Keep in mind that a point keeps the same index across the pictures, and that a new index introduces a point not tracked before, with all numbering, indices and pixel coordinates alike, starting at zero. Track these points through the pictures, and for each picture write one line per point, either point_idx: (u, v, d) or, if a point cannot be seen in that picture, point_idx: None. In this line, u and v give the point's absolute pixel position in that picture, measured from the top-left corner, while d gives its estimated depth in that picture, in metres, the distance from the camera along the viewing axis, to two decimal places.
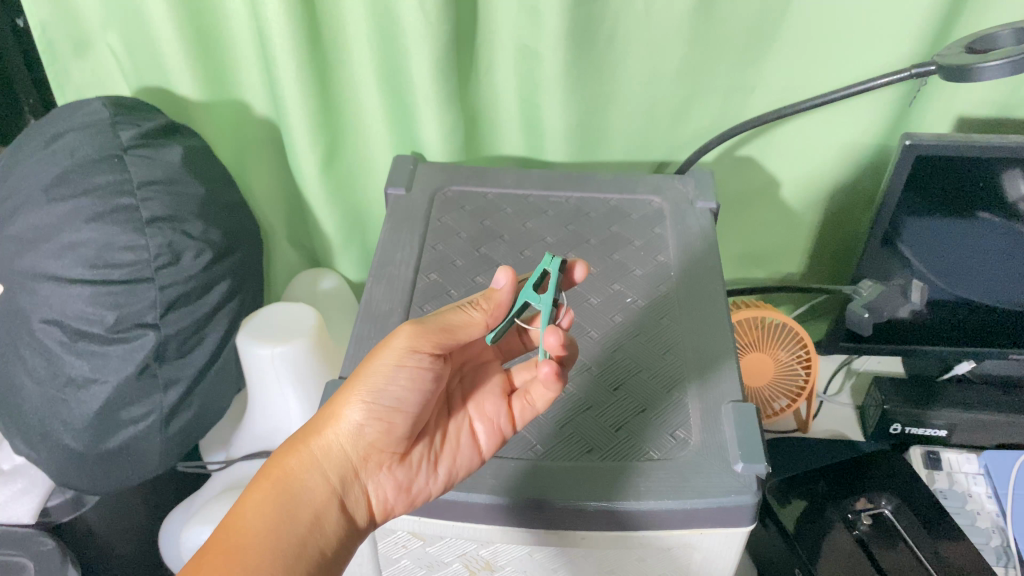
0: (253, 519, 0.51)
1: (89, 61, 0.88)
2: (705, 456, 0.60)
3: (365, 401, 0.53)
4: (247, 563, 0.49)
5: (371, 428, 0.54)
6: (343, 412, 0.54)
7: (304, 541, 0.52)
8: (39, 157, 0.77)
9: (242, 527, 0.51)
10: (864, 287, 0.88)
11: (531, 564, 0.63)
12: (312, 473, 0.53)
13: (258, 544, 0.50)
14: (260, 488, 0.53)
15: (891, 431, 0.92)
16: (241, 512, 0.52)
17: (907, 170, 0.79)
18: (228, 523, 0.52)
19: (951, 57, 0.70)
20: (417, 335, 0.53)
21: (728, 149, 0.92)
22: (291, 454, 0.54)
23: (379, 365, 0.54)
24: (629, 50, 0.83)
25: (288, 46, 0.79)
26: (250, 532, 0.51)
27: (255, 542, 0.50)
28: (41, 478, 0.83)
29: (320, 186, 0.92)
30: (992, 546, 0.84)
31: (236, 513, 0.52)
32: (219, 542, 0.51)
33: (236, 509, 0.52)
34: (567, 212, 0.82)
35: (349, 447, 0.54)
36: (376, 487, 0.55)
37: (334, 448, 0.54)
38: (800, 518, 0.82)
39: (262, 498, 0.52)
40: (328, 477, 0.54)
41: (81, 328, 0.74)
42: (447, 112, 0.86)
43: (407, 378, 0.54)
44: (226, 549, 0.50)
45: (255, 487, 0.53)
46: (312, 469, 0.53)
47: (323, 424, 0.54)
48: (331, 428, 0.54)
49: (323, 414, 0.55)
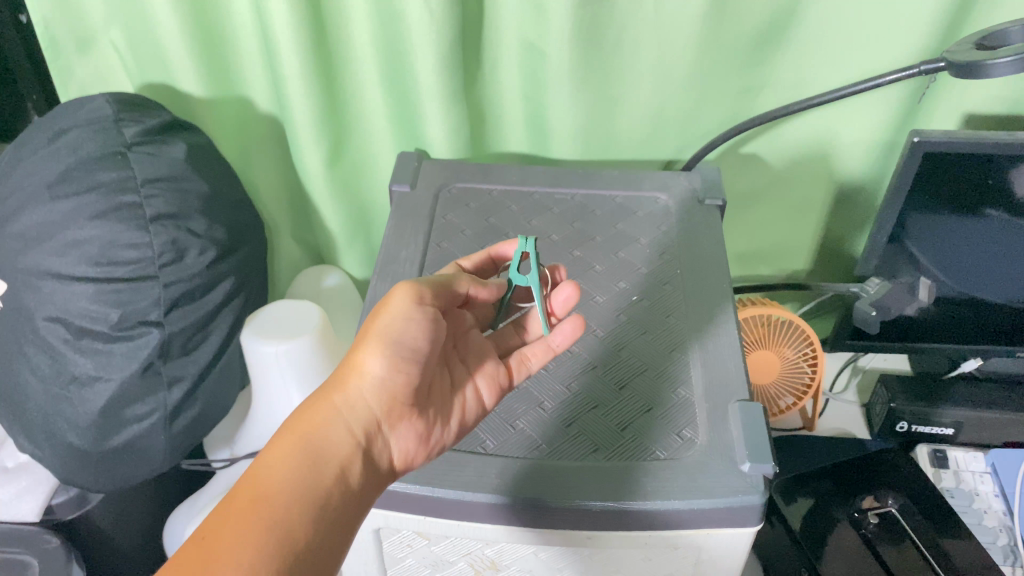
0: (277, 477, 0.46)
1: (91, 59, 0.88)
2: (711, 456, 0.59)
3: (385, 351, 0.51)
4: (277, 514, 0.44)
5: (394, 379, 0.51)
6: (363, 364, 0.51)
7: (335, 496, 0.47)
8: (43, 154, 0.76)
9: (264, 487, 0.45)
10: (872, 285, 0.88)
11: (536, 563, 0.63)
12: (336, 426, 0.49)
13: (286, 502, 0.45)
14: (278, 447, 0.48)
15: (897, 429, 0.92)
16: (259, 475, 0.46)
17: (915, 168, 0.78)
18: (244, 487, 0.45)
19: (961, 53, 0.69)
20: (418, 287, 0.54)
21: (734, 146, 0.91)
22: (309, 412, 0.50)
23: (394, 316, 0.52)
24: (634, 46, 0.82)
25: (292, 42, 0.78)
26: (275, 490, 0.45)
27: (282, 500, 0.45)
28: (46, 476, 0.83)
29: (324, 183, 0.92)
30: (999, 546, 0.84)
31: (252, 476, 0.46)
32: (235, 504, 0.44)
33: (252, 472, 0.47)
34: (572, 210, 0.81)
35: (371, 400, 0.51)
36: (397, 444, 0.52)
37: (356, 402, 0.50)
38: (805, 517, 0.82)
39: (283, 456, 0.47)
40: (353, 431, 0.50)
41: (84, 327, 0.74)
42: (452, 109, 0.86)
43: (420, 328, 0.53)
44: (252, 502, 0.44)
45: (271, 449, 0.48)
46: (335, 423, 0.49)
47: (343, 379, 0.51)
48: (352, 380, 0.51)
49: (341, 370, 0.52)
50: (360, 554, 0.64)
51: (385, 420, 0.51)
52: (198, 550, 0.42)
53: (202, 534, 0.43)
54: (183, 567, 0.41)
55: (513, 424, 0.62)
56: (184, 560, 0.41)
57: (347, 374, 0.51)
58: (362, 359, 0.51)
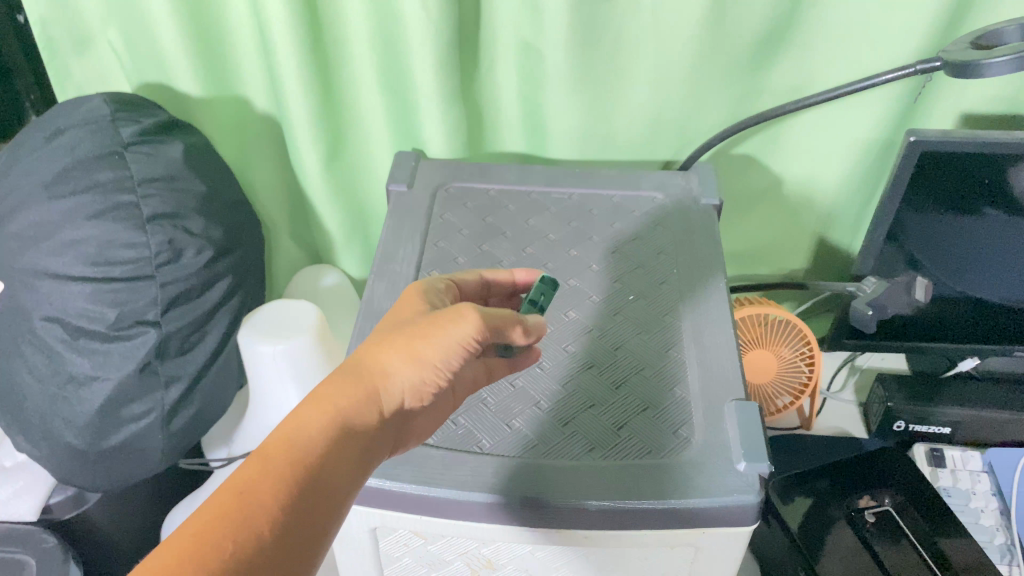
0: (314, 449, 0.43)
1: (88, 58, 0.88)
2: (707, 455, 0.60)
3: (435, 361, 0.49)
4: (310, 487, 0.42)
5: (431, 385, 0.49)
6: (410, 362, 0.48)
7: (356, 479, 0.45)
8: (40, 154, 0.77)
9: (301, 456, 0.42)
10: (869, 284, 0.87)
11: (533, 562, 0.63)
12: (371, 410, 0.46)
13: (319, 477, 0.42)
14: (315, 414, 0.44)
15: (894, 428, 0.92)
16: (294, 438, 0.43)
17: (911, 167, 0.78)
18: (278, 448, 0.42)
19: (956, 53, 0.69)
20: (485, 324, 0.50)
21: (732, 146, 0.91)
22: (345, 384, 0.46)
23: (455, 339, 0.49)
24: (632, 45, 0.82)
25: (288, 41, 0.78)
26: (311, 462, 0.42)
27: (317, 475, 0.42)
28: (44, 475, 0.83)
29: (322, 182, 0.92)
30: (995, 544, 0.84)
31: (285, 437, 0.43)
32: (270, 465, 0.41)
33: (284, 432, 0.43)
34: (569, 209, 0.81)
35: (405, 397, 0.48)
36: (407, 429, 0.50)
37: (394, 392, 0.48)
38: (801, 516, 0.82)
39: (322, 428, 0.44)
40: (382, 417, 0.47)
41: (81, 326, 0.74)
42: (448, 108, 0.86)
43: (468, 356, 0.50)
44: (287, 469, 0.41)
45: (304, 412, 0.44)
46: (371, 408, 0.46)
47: (385, 365, 0.48)
48: (396, 373, 0.48)
49: (386, 355, 0.48)
50: (356, 553, 0.64)
51: (407, 411, 0.49)
52: (230, 508, 0.39)
53: (231, 489, 0.40)
54: (211, 522, 0.38)
55: (509, 424, 0.62)
56: (212, 516, 0.38)
57: (391, 362, 0.48)
58: (410, 356, 0.48)
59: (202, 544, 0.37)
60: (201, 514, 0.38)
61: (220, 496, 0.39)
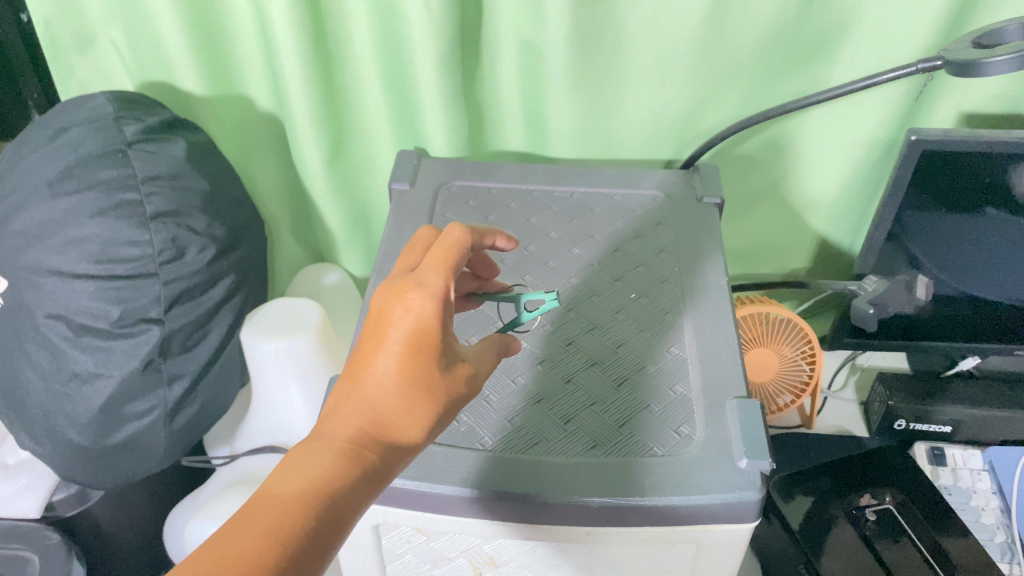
0: (342, 508, 0.41)
1: (92, 56, 0.88)
2: (708, 452, 0.60)
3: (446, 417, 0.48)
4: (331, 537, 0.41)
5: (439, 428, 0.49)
6: (430, 416, 0.47)
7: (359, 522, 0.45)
8: (44, 152, 0.77)
9: (329, 515, 0.41)
10: (868, 284, 0.88)
11: (534, 559, 0.63)
12: (391, 464, 0.45)
13: (340, 533, 0.41)
14: (341, 468, 0.42)
15: (895, 427, 0.92)
16: (321, 491, 0.41)
17: (913, 166, 0.78)
18: (305, 503, 0.40)
19: (957, 52, 0.69)
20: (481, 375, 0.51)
21: (733, 145, 0.91)
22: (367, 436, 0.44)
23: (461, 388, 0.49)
24: (635, 44, 0.82)
25: (291, 40, 0.78)
26: (338, 519, 0.41)
27: (340, 534, 0.41)
28: (47, 473, 0.84)
29: (324, 181, 0.92)
30: (996, 542, 0.84)
31: (313, 489, 0.41)
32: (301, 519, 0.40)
33: (312, 485, 0.41)
34: (571, 207, 0.82)
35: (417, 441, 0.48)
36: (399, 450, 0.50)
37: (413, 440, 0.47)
38: (802, 515, 0.82)
39: (348, 485, 0.42)
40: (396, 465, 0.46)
41: (85, 323, 0.74)
42: (450, 107, 0.86)
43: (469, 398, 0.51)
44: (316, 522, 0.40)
45: (331, 464, 0.42)
46: (392, 459, 0.45)
47: (408, 417, 0.46)
48: (419, 429, 0.46)
49: (409, 405, 0.46)
50: (359, 550, 0.64)
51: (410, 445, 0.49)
52: (260, 561, 0.37)
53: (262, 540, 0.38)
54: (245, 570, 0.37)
55: (511, 420, 0.63)
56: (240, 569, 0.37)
57: (415, 416, 0.46)
58: (434, 414, 0.47)
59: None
60: (227, 564, 0.37)
61: (247, 547, 0.38)
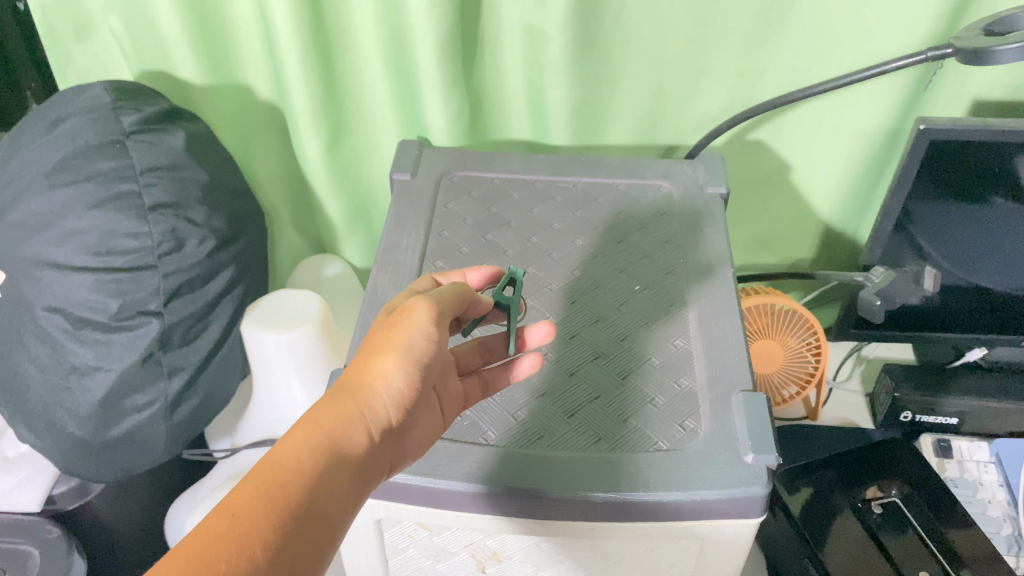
0: (300, 468, 0.40)
1: (90, 45, 0.87)
2: (715, 447, 0.59)
3: (405, 364, 0.47)
4: (296, 501, 0.39)
5: (414, 381, 0.47)
6: (386, 370, 0.47)
7: (356, 503, 0.43)
8: (41, 142, 0.76)
9: (285, 475, 0.40)
10: (877, 273, 0.87)
11: (537, 554, 0.62)
12: (358, 427, 0.44)
13: (313, 500, 0.40)
14: (300, 435, 0.42)
15: (901, 419, 0.91)
16: (279, 462, 0.41)
17: (921, 155, 0.77)
18: (262, 470, 0.40)
19: (967, 40, 0.68)
20: (438, 308, 0.51)
21: (741, 133, 0.90)
22: (324, 409, 0.44)
23: (411, 330, 0.49)
24: (639, 29, 0.81)
25: (289, 28, 0.77)
26: (301, 482, 0.40)
27: (305, 494, 0.40)
28: (46, 466, 0.83)
29: (325, 170, 0.91)
30: (1003, 535, 0.83)
31: (271, 464, 0.40)
32: (258, 488, 0.39)
33: (267, 461, 0.41)
34: (575, 197, 0.81)
35: (391, 401, 0.46)
36: (403, 436, 0.48)
37: (379, 397, 0.46)
38: (808, 507, 0.81)
39: (309, 447, 0.42)
40: (371, 434, 0.45)
41: (83, 316, 0.73)
42: (453, 94, 0.85)
43: (436, 341, 0.49)
44: (273, 487, 0.39)
45: (287, 439, 0.42)
46: (360, 418, 0.44)
47: (363, 377, 0.47)
48: (375, 383, 0.46)
49: (361, 366, 0.47)
50: (360, 546, 0.63)
51: (398, 413, 0.47)
52: (220, 530, 0.36)
53: (221, 514, 0.37)
54: (203, 543, 0.36)
55: (513, 415, 0.62)
56: (198, 544, 0.35)
57: (369, 372, 0.47)
58: (388, 361, 0.47)
59: (195, 569, 0.34)
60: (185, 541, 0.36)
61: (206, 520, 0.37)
